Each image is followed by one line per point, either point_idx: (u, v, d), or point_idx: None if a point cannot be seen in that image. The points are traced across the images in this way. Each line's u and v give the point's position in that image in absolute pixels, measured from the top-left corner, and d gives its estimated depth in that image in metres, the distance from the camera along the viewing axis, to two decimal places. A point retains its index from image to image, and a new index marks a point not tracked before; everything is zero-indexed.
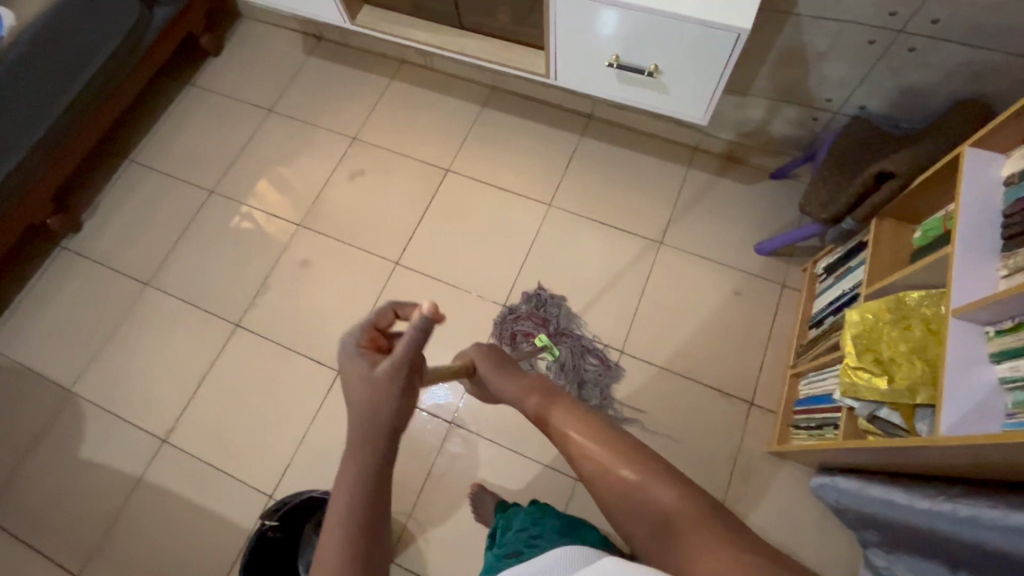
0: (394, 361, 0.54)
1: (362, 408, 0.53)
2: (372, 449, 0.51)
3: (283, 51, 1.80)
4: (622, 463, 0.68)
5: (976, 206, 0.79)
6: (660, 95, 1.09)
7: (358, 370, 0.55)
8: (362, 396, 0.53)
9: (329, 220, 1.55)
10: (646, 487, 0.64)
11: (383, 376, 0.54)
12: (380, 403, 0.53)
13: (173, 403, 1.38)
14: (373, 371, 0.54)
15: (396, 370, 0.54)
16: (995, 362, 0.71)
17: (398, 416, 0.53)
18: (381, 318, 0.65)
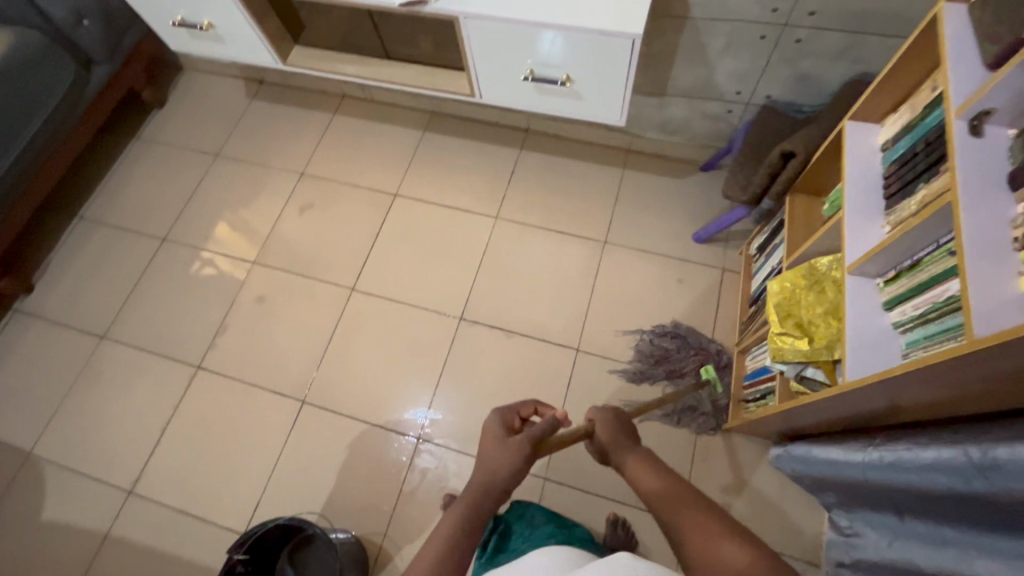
0: (527, 435, 0.69)
1: (491, 458, 0.66)
2: (483, 496, 0.62)
3: (226, 98, 1.85)
4: (724, 546, 0.56)
5: (860, 174, 0.86)
6: (577, 101, 1.16)
7: (494, 432, 0.70)
8: (492, 451, 0.67)
9: (282, 254, 1.58)
10: (722, 551, 0.56)
11: (514, 444, 0.68)
12: (505, 458, 0.66)
13: (137, 452, 1.37)
14: (510, 436, 0.69)
15: (526, 441, 0.68)
16: (888, 309, 0.77)
17: (511, 477, 0.64)
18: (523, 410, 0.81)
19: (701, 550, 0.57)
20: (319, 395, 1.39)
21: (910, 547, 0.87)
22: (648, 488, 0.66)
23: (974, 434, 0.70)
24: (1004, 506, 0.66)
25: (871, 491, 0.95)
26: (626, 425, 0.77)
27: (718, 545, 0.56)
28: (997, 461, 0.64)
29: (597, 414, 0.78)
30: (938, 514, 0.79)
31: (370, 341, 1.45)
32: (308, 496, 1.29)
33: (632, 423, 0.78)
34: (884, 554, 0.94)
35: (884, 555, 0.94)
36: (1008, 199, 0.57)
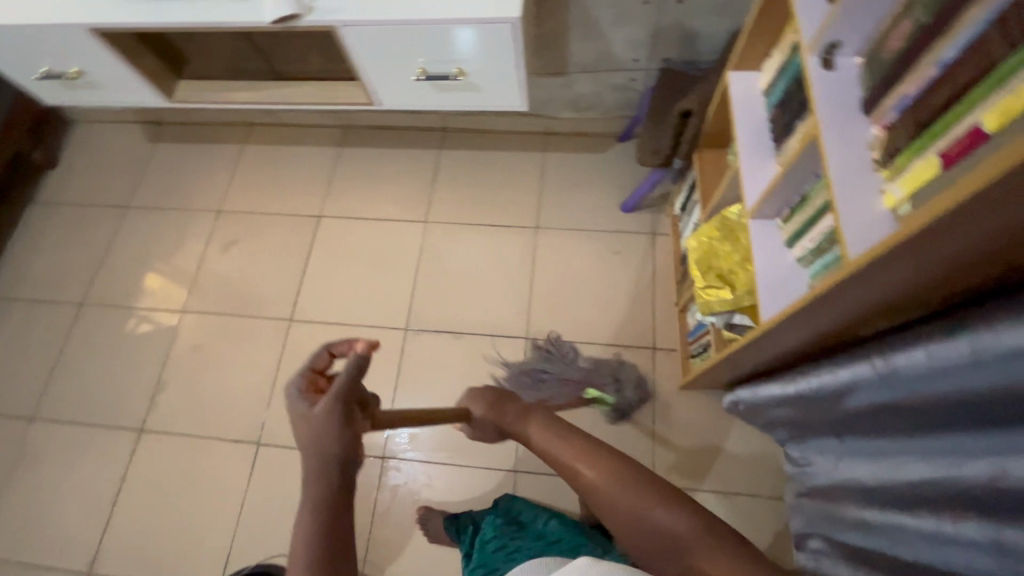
0: (330, 398, 0.61)
1: (307, 444, 0.59)
2: (326, 480, 0.57)
3: (124, 145, 1.75)
4: (650, 501, 0.71)
5: (748, 120, 0.89)
6: (477, 93, 1.16)
7: (297, 416, 0.62)
8: (304, 439, 0.60)
9: (212, 298, 1.52)
10: (665, 521, 0.69)
11: (323, 413, 0.60)
12: (322, 436, 0.59)
13: (91, 530, 1.30)
14: (314, 411, 0.61)
15: (331, 407, 0.60)
16: (790, 246, 0.81)
17: (344, 442, 0.59)
18: (319, 363, 0.69)
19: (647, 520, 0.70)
20: (275, 432, 1.35)
21: (855, 461, 0.93)
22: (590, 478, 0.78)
23: (876, 346, 0.75)
24: (913, 407, 0.71)
25: (812, 418, 1.00)
26: (504, 401, 0.94)
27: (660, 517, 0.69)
28: (897, 366, 0.70)
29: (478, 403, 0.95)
30: (866, 425, 0.85)
31: None
32: (281, 537, 1.25)
33: (511, 396, 0.95)
34: (836, 474, 0.99)
35: (836, 475, 0.99)
36: (864, 123, 0.60)
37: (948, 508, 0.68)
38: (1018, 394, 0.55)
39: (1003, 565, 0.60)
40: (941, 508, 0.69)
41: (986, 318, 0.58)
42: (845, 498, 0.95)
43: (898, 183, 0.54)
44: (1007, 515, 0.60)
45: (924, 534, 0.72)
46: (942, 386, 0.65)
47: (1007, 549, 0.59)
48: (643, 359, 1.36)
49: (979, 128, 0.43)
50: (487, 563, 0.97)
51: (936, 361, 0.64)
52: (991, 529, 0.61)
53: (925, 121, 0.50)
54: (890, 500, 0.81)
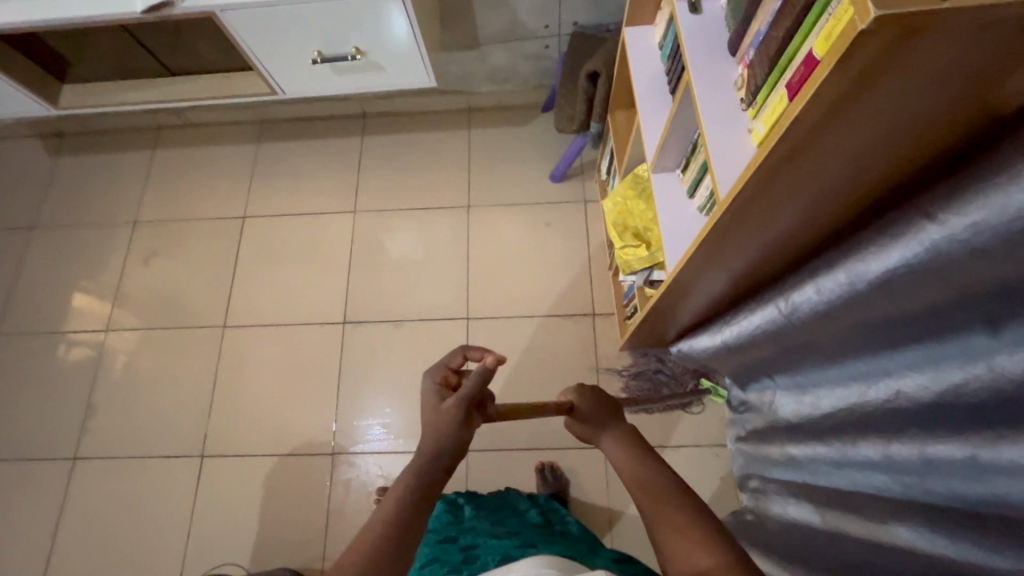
0: (456, 398, 0.58)
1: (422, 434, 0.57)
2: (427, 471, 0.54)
3: (24, 162, 1.64)
4: None
5: (644, 73, 0.89)
6: (381, 73, 1.12)
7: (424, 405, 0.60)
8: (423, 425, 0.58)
9: (138, 312, 1.45)
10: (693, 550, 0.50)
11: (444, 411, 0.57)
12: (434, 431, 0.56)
13: (32, 568, 1.24)
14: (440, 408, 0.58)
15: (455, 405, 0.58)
16: (691, 196, 0.81)
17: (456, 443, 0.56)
18: (453, 361, 0.66)
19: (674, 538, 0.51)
20: (218, 443, 1.31)
21: (781, 399, 0.97)
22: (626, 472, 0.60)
23: (778, 289, 0.79)
24: (816, 342, 0.75)
25: (742, 364, 1.03)
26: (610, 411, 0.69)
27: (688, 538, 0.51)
28: (796, 305, 0.73)
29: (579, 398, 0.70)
30: (785, 364, 0.89)
31: (257, 374, 1.37)
32: (235, 546, 1.23)
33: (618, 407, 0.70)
34: (769, 414, 1.03)
35: (768, 415, 1.03)
36: (731, 64, 0.61)
37: (849, 433, 0.74)
38: (888, 318, 0.59)
39: (892, 479, 0.65)
40: (844, 434, 0.75)
41: (854, 247, 0.60)
42: (774, 437, 1.00)
43: (760, 120, 0.55)
44: (890, 433, 0.65)
45: (836, 461, 0.78)
46: (832, 320, 0.68)
47: (893, 463, 0.64)
48: (584, 327, 1.37)
49: (813, 53, 0.44)
50: (442, 532, 0.93)
51: (823, 295, 0.67)
52: (881, 447, 0.67)
53: (773, 55, 0.51)
54: (808, 433, 0.86)
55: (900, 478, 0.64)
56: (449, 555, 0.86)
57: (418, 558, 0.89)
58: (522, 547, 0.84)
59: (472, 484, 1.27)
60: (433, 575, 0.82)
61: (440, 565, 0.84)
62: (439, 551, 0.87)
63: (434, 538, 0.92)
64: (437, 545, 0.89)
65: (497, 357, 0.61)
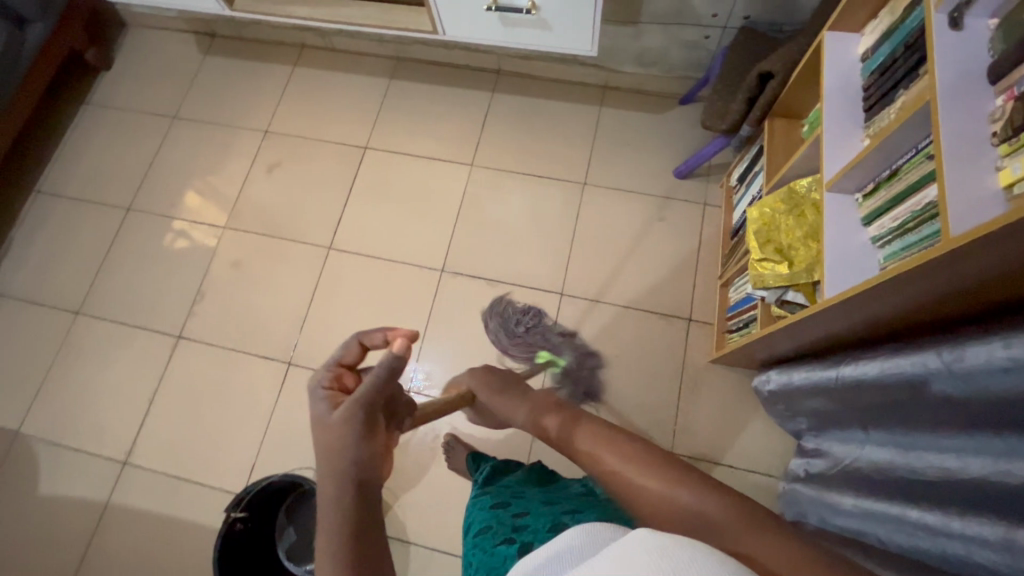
0: (351, 403, 0.53)
1: (325, 453, 0.52)
2: (337, 499, 0.50)
3: (178, 55, 1.73)
4: (682, 489, 0.57)
5: (838, 87, 0.84)
6: (546, 33, 1.10)
7: (314, 418, 0.55)
8: (322, 448, 0.52)
9: (253, 217, 1.53)
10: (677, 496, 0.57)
11: (342, 421, 0.53)
12: (340, 444, 0.52)
13: (129, 425, 1.35)
14: (332, 416, 0.54)
15: (352, 413, 0.53)
16: (867, 224, 0.76)
17: (365, 451, 0.52)
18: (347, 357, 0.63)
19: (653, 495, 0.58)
20: (309, 353, 1.39)
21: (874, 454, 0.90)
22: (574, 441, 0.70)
23: (944, 338, 0.71)
24: (965, 405, 0.68)
25: (840, 408, 0.97)
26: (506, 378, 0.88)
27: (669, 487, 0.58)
28: (966, 360, 0.65)
29: (478, 379, 0.88)
30: (895, 418, 0.83)
31: (351, 300, 1.42)
32: (306, 452, 1.30)
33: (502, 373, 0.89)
34: (848, 466, 0.98)
35: (845, 463, 0.99)
36: (987, 94, 0.56)
37: (957, 506, 0.70)
38: None
39: (1007, 559, 0.61)
40: (949, 506, 0.71)
41: None
42: (847, 487, 0.97)
43: (1019, 159, 0.51)
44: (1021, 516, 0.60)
45: (930, 529, 0.73)
46: (1005, 382, 0.61)
47: (1017, 547, 0.59)
48: (675, 330, 1.34)
49: None
50: (496, 499, 0.89)
51: (1010, 354, 0.60)
52: (1003, 528, 0.62)
53: None
54: (908, 491, 0.80)
55: (1018, 563, 0.59)
56: (500, 524, 0.80)
57: (473, 526, 0.84)
58: (573, 514, 0.75)
59: (534, 452, 1.29)
60: (487, 542, 0.77)
61: (491, 534, 0.78)
62: (493, 518, 0.82)
63: (487, 504, 0.89)
64: (491, 512, 0.85)
65: (405, 337, 0.66)
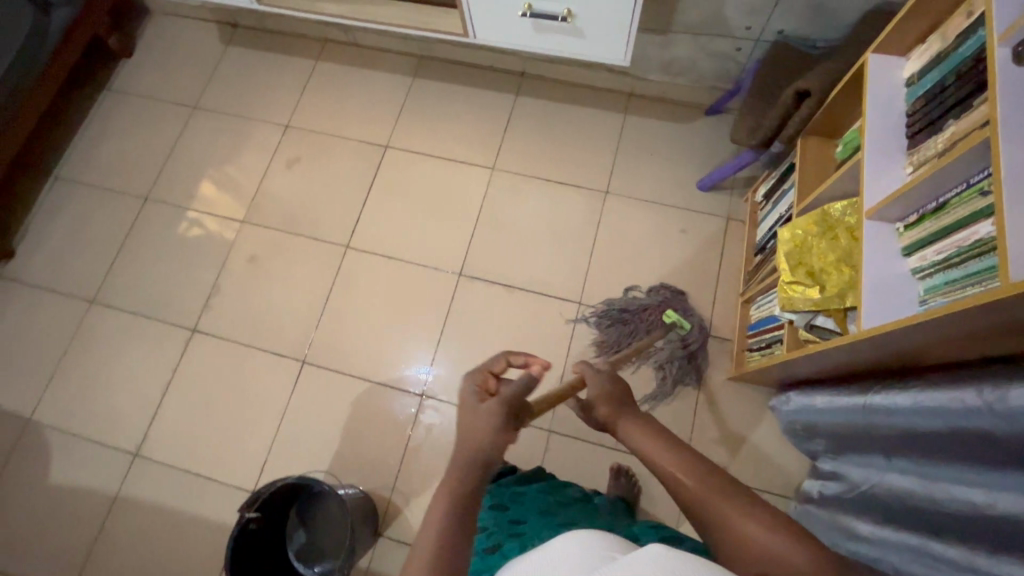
0: (499, 401, 0.61)
1: (468, 432, 0.58)
2: (466, 472, 0.54)
3: (200, 45, 1.72)
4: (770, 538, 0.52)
5: (881, 112, 0.82)
6: (579, 41, 1.09)
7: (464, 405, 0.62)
8: (466, 426, 0.59)
9: (271, 212, 1.52)
10: (770, 543, 0.51)
11: (488, 412, 0.60)
12: (483, 430, 0.58)
13: (140, 417, 1.35)
14: (481, 405, 0.61)
15: (498, 409, 0.60)
16: (906, 255, 0.75)
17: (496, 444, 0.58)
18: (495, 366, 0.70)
19: (737, 539, 0.53)
20: (323, 352, 1.38)
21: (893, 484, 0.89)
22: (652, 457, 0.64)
23: (984, 376, 0.70)
24: (1002, 445, 0.67)
25: (860, 433, 0.95)
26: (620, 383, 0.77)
27: (749, 529, 0.53)
28: (1010, 400, 0.64)
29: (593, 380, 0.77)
30: (921, 448, 0.81)
31: (367, 300, 1.41)
32: (318, 452, 1.30)
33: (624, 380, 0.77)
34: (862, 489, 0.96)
35: (863, 489, 0.96)
36: None
37: (984, 545, 0.68)
38: None
39: None
40: (977, 545, 0.70)
41: None
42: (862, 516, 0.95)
43: None
44: None
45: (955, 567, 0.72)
46: None
47: None
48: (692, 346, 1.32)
49: None
50: (496, 498, 0.89)
51: None
52: None
53: None
54: (929, 525, 0.78)
55: None
56: (496, 527, 0.80)
57: None
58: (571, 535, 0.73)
59: (545, 462, 1.28)
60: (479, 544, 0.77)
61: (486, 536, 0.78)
62: (490, 519, 0.82)
63: (487, 503, 0.88)
64: (489, 511, 0.84)
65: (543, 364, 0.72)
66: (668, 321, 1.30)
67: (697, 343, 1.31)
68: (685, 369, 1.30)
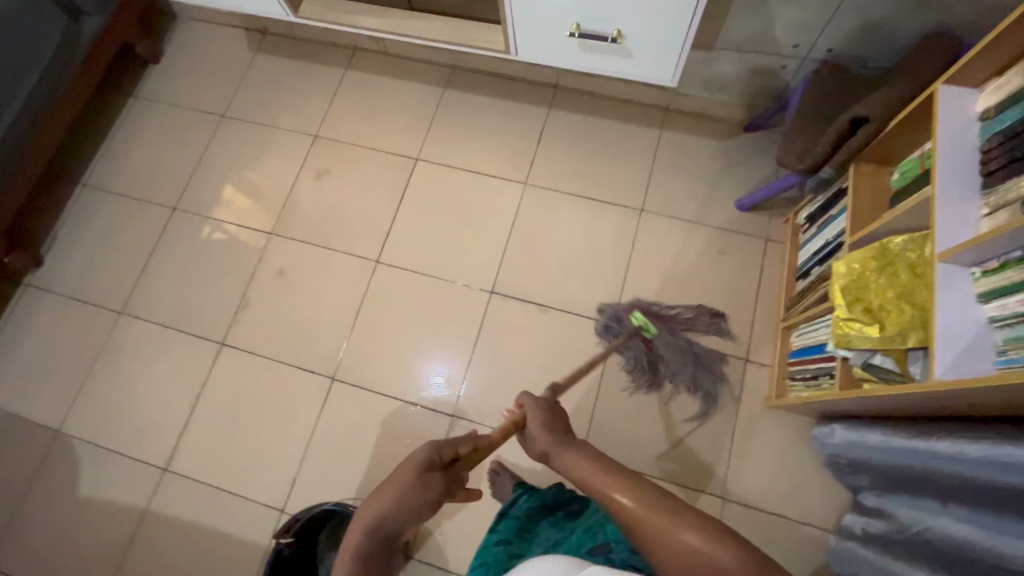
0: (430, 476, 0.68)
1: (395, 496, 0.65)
2: (372, 527, 0.63)
3: (228, 51, 1.70)
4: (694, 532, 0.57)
5: (951, 148, 0.78)
6: (625, 61, 1.06)
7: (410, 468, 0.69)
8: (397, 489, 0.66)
9: (302, 224, 1.50)
10: (707, 552, 0.55)
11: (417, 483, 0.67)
12: (402, 500, 0.65)
13: (170, 431, 1.35)
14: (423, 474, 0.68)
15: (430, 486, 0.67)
16: (982, 301, 0.72)
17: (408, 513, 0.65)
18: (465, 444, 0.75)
19: (676, 549, 0.57)
20: (352, 369, 1.36)
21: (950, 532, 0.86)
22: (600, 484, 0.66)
23: None
24: None
25: (916, 477, 0.92)
26: (554, 415, 0.80)
27: (687, 539, 0.57)
28: None
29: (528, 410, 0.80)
30: (989, 500, 0.78)
31: (397, 317, 1.40)
32: (348, 470, 1.29)
33: (560, 414, 0.80)
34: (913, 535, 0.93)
35: (913, 533, 0.92)
36: None
37: None
38: None
39: None
40: None
41: None
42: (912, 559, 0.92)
43: None
44: None
45: None
46: None
47: None
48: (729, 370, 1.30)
49: None
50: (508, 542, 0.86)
51: None
52: None
53: None
54: None
55: None
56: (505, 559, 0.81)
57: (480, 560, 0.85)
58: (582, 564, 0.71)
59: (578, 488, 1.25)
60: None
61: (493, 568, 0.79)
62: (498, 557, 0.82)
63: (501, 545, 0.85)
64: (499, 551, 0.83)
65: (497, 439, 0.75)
66: (636, 326, 1.28)
67: (689, 346, 1.29)
68: (691, 378, 1.28)
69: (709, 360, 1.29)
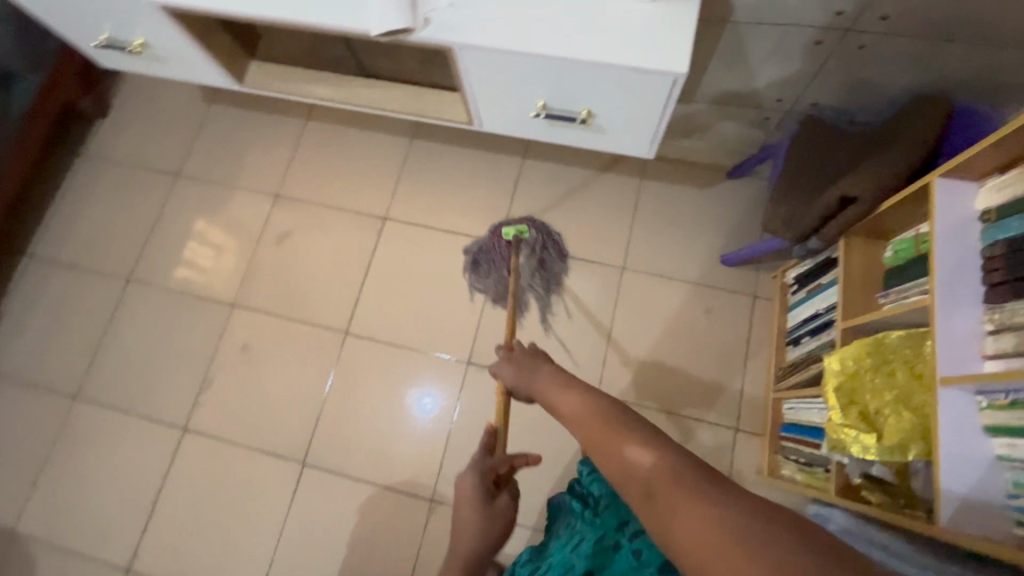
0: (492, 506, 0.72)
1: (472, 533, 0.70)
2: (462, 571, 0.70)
3: (180, 103, 1.60)
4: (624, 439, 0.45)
5: (950, 251, 0.72)
6: (597, 136, 0.98)
7: (471, 499, 0.72)
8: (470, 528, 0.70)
9: (265, 293, 1.41)
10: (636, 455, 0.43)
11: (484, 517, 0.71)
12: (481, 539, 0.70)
13: (132, 526, 1.27)
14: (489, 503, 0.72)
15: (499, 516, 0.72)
16: (990, 435, 0.66)
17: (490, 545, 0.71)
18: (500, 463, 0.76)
19: (612, 461, 0.45)
20: (324, 452, 1.29)
21: None
22: (558, 406, 0.56)
23: None
24: None
25: None
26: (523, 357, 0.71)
27: (623, 447, 0.45)
28: None
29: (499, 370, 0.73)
30: None
31: (370, 392, 1.32)
32: (322, 562, 1.22)
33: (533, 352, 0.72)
34: None
35: None
36: None
37: None
38: None
39: None
40: None
41: None
42: None
43: None
44: None
45: None
46: None
47: None
48: (719, 440, 1.24)
49: None
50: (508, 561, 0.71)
51: None
52: None
53: None
54: None
55: None
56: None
57: None
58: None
59: None
60: None
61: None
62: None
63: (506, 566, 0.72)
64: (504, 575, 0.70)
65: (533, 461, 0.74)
66: (510, 238, 1.22)
67: (543, 247, 1.29)
68: (530, 281, 1.32)
69: (551, 266, 1.33)
